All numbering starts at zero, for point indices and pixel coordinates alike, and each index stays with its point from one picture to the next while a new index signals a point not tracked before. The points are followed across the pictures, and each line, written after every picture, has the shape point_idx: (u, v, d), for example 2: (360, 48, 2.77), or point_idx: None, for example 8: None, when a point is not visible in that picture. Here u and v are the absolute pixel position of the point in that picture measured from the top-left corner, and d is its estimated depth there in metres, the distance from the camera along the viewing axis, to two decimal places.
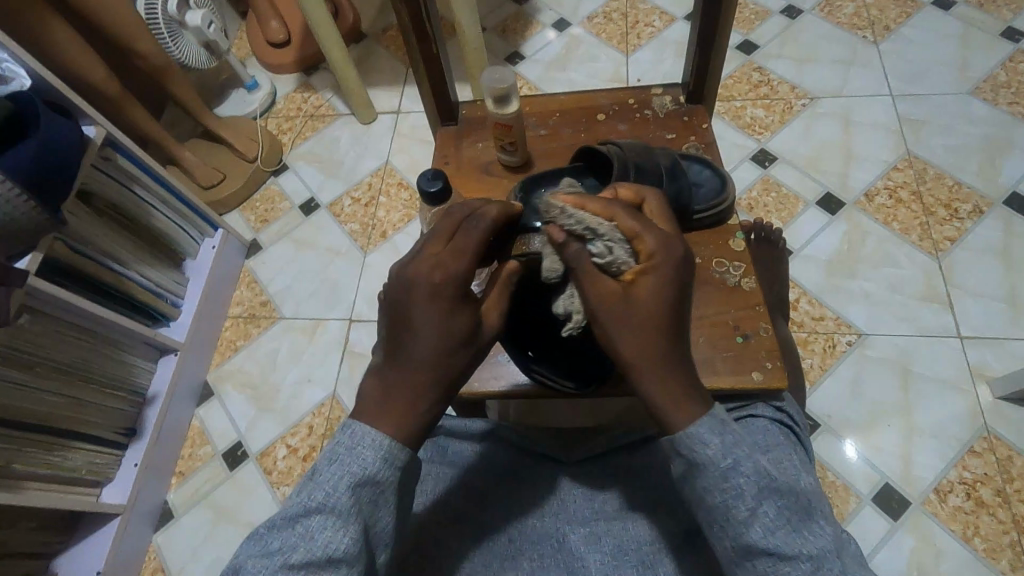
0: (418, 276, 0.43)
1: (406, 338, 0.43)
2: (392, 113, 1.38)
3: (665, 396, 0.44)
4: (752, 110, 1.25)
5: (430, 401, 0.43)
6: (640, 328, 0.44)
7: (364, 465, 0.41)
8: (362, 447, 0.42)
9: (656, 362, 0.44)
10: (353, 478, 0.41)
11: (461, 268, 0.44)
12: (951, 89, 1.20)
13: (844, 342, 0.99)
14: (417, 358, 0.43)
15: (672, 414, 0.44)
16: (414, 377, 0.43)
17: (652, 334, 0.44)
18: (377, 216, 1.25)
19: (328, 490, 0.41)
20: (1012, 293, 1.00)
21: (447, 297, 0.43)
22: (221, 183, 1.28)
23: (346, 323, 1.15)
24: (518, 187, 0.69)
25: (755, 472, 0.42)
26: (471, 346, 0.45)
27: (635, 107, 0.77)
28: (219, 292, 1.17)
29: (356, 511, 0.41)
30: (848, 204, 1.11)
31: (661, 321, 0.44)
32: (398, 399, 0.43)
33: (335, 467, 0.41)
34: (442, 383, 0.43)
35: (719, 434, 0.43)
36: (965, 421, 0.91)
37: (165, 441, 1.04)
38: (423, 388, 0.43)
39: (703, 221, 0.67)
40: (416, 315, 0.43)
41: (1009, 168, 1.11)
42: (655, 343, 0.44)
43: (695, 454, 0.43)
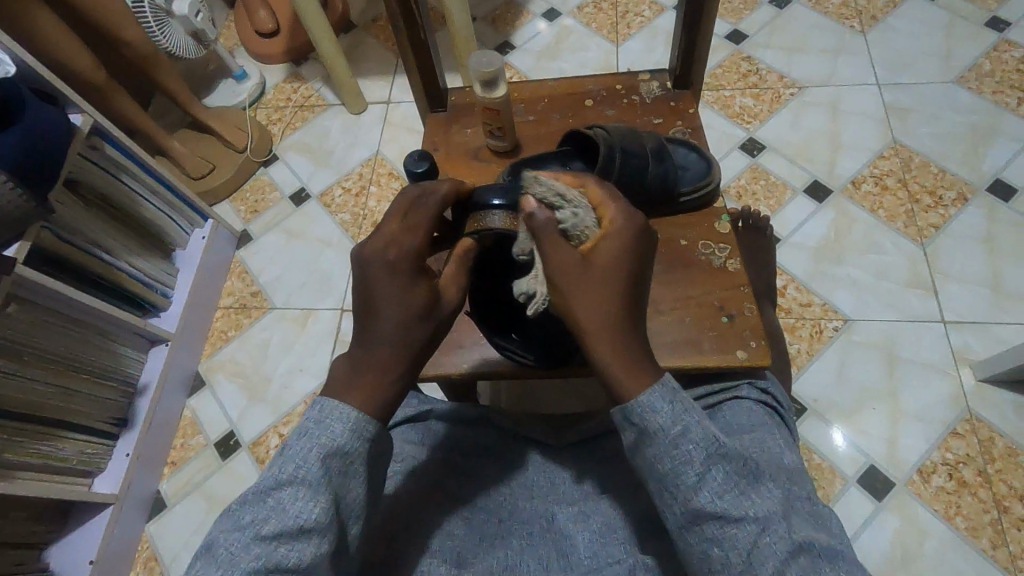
0: (376, 253, 0.45)
1: (370, 314, 0.44)
2: (382, 103, 1.38)
3: (619, 364, 0.44)
4: (741, 99, 1.26)
5: (397, 375, 0.44)
6: (601, 293, 0.45)
7: (334, 437, 0.42)
8: (331, 421, 0.42)
9: (612, 330, 0.44)
10: (324, 450, 0.41)
11: (413, 245, 0.45)
12: (937, 77, 1.22)
13: (831, 327, 1.01)
14: (382, 334, 0.44)
15: (626, 381, 0.44)
16: (380, 354, 0.44)
17: (611, 302, 0.45)
18: (368, 206, 1.25)
19: (297, 462, 0.41)
20: (995, 278, 1.01)
21: (404, 273, 0.45)
22: (210, 173, 1.28)
23: (338, 312, 1.15)
24: (506, 170, 0.70)
25: (702, 436, 0.42)
26: (433, 320, 0.45)
27: (623, 92, 0.77)
28: (210, 283, 1.17)
29: (327, 482, 0.41)
30: (835, 191, 1.13)
31: (620, 288, 0.45)
32: (366, 375, 0.44)
33: (304, 440, 0.42)
34: (407, 355, 0.44)
35: (669, 402, 0.43)
36: (948, 404, 0.93)
37: (156, 431, 1.04)
38: (390, 363, 0.44)
39: (690, 203, 0.68)
40: (376, 291, 0.44)
41: (993, 156, 1.12)
42: (614, 310, 0.45)
43: (646, 422, 0.43)
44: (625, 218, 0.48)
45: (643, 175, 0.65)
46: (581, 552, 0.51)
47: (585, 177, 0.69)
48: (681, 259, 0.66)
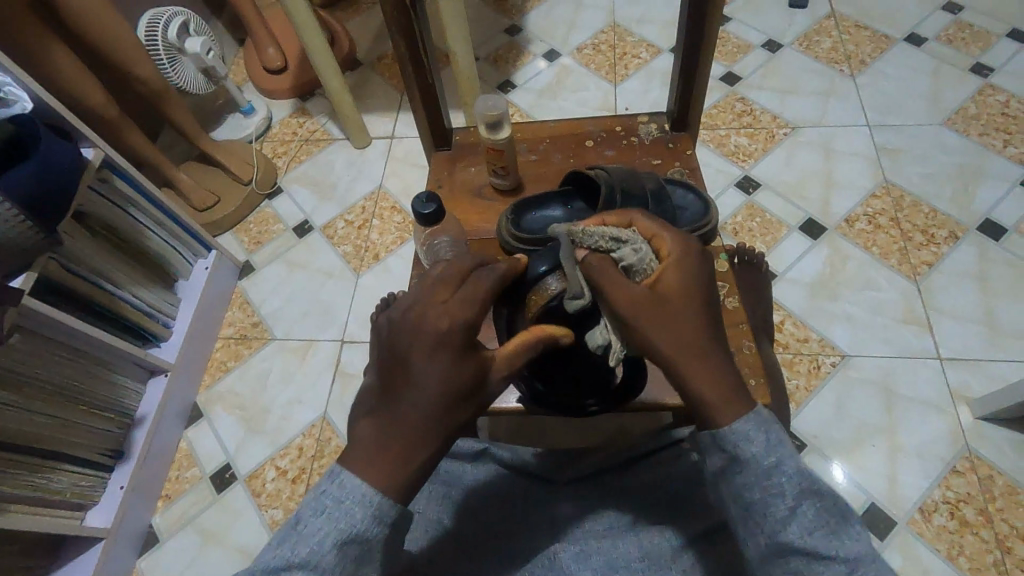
0: (435, 320, 0.43)
1: (410, 381, 0.42)
2: (386, 138, 1.41)
3: (714, 393, 0.44)
4: (736, 138, 1.29)
5: (426, 456, 0.43)
6: (682, 324, 0.45)
7: (352, 523, 0.41)
8: (355, 509, 0.41)
9: (705, 365, 0.44)
10: (340, 535, 0.41)
11: (470, 314, 0.44)
12: (925, 120, 1.26)
13: (829, 363, 1.02)
14: (415, 406, 0.42)
15: (717, 412, 0.44)
16: (408, 425, 0.42)
17: (689, 328, 0.44)
18: (370, 238, 1.27)
19: (315, 546, 0.41)
20: (988, 315, 1.03)
21: (451, 346, 0.43)
22: (215, 205, 1.30)
23: (338, 344, 1.15)
24: (510, 209, 0.71)
25: (798, 473, 0.42)
26: (471, 401, 0.44)
27: (622, 134, 0.79)
28: (211, 313, 1.17)
29: (340, 568, 0.41)
30: (829, 229, 1.15)
31: (705, 316, 0.45)
32: (395, 450, 0.42)
33: (319, 524, 0.41)
34: (439, 435, 0.43)
35: (764, 431, 0.43)
36: (947, 441, 0.93)
37: (152, 463, 1.03)
38: (421, 441, 0.42)
39: None
40: (418, 361, 0.42)
41: (982, 196, 1.15)
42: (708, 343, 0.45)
43: (738, 449, 0.43)
44: (681, 247, 0.48)
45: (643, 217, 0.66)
46: None
47: (586, 216, 0.70)
48: None
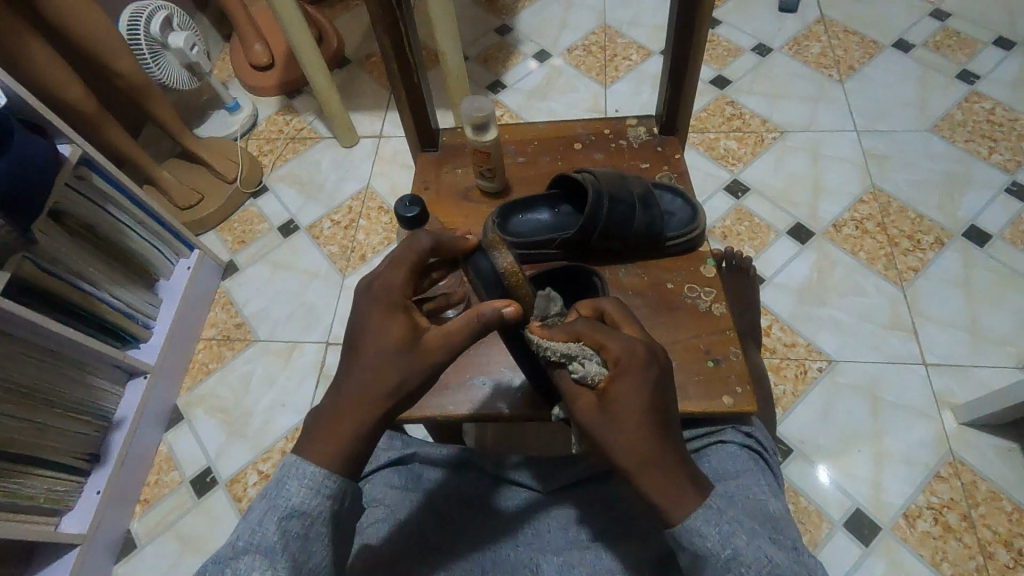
0: (363, 296, 0.46)
1: (344, 364, 0.45)
2: (374, 137, 1.39)
3: (666, 485, 0.43)
4: (725, 141, 1.29)
5: (368, 419, 0.43)
6: (632, 434, 0.43)
7: (290, 497, 0.42)
8: (295, 489, 0.42)
9: (652, 463, 0.43)
10: (280, 512, 0.42)
11: (398, 279, 0.47)
12: (912, 126, 1.27)
13: (815, 368, 1.02)
14: (352, 372, 0.44)
15: (671, 507, 0.43)
16: (346, 388, 0.44)
17: (640, 436, 0.43)
18: (357, 239, 1.25)
19: (258, 528, 0.41)
20: (973, 321, 1.03)
21: (383, 308, 0.45)
22: (198, 204, 1.28)
23: (323, 346, 1.14)
24: (496, 213, 0.69)
25: (757, 561, 0.41)
26: (411, 362, 0.44)
27: (611, 137, 0.78)
28: (192, 314, 1.15)
29: (284, 547, 0.41)
30: (817, 233, 1.15)
31: (651, 419, 0.44)
32: (344, 418, 0.43)
33: (263, 508, 0.42)
34: (375, 400, 0.43)
35: (716, 524, 0.43)
36: (932, 447, 0.94)
37: (130, 467, 1.00)
38: (363, 410, 0.43)
39: (677, 247, 0.69)
40: (358, 326, 0.45)
41: (968, 203, 1.16)
42: (653, 441, 0.43)
43: (695, 545, 0.43)
44: (626, 353, 0.45)
45: (630, 223, 0.66)
46: None
47: (573, 219, 0.70)
48: (667, 301, 0.66)
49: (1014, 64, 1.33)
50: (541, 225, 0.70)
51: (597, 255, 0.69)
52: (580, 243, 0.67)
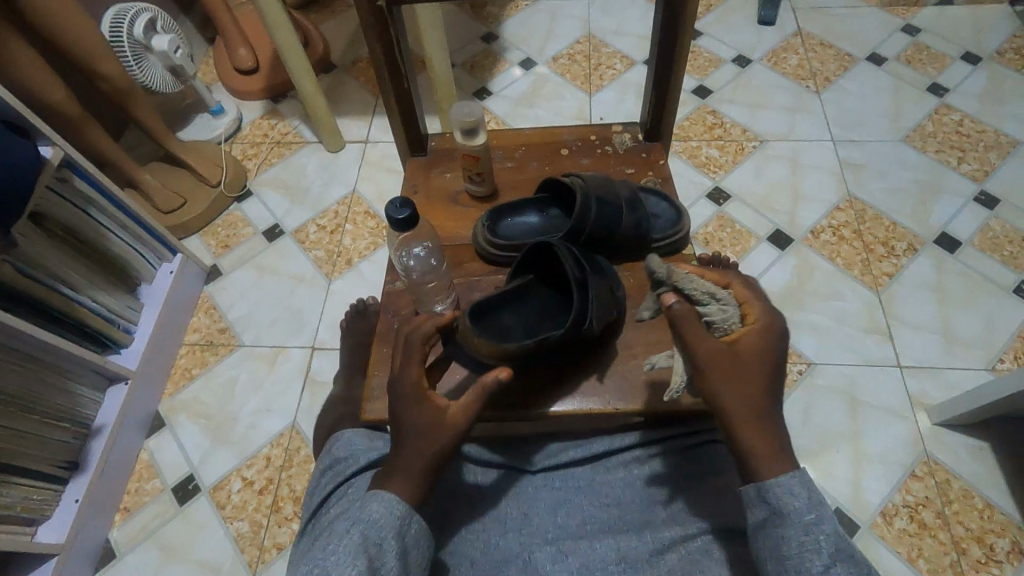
0: (404, 370, 0.53)
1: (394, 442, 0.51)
2: (360, 142, 1.39)
3: (759, 445, 0.50)
4: (707, 150, 1.32)
5: (423, 477, 0.50)
6: (754, 384, 0.51)
7: (371, 513, 0.47)
8: (375, 507, 0.48)
9: (758, 420, 0.50)
10: (361, 525, 0.47)
11: (412, 368, 0.53)
12: (886, 136, 1.31)
13: (795, 371, 1.04)
14: (402, 448, 0.50)
15: (759, 463, 0.49)
16: (400, 459, 0.50)
17: (756, 392, 0.51)
18: (343, 243, 1.25)
19: (339, 537, 0.46)
20: (945, 325, 1.07)
21: (410, 394, 0.52)
22: (181, 207, 1.26)
23: (309, 350, 1.13)
24: (487, 218, 0.70)
25: (835, 532, 0.46)
26: (443, 430, 0.51)
27: (597, 143, 0.79)
28: (175, 319, 1.14)
29: (362, 552, 0.45)
30: (796, 240, 1.18)
31: (772, 385, 0.52)
32: (398, 474, 0.49)
33: (348, 522, 0.47)
34: (428, 463, 0.50)
35: (807, 490, 0.48)
36: (907, 446, 0.96)
37: (110, 474, 0.99)
38: (413, 470, 0.49)
39: (661, 249, 0.71)
40: (398, 413, 0.52)
41: (939, 212, 1.20)
42: (766, 404, 0.51)
43: (782, 501, 0.48)
44: (767, 320, 0.54)
45: (619, 225, 0.67)
46: None
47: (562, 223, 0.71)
48: None
49: (981, 78, 1.38)
50: (531, 229, 0.71)
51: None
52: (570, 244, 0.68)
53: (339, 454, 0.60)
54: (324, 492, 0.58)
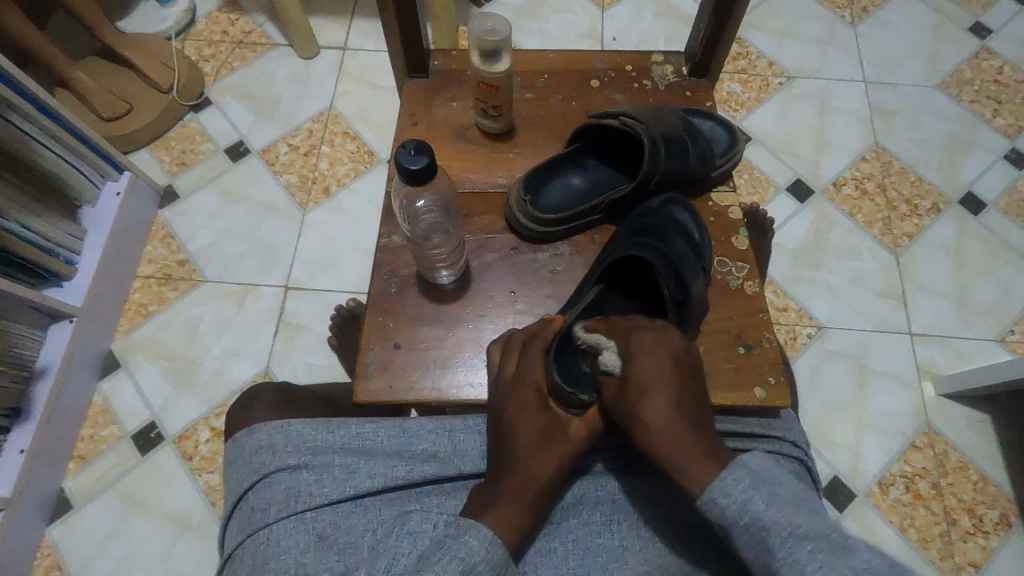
0: (506, 389, 0.50)
1: (508, 454, 0.48)
2: (337, 49, 1.21)
3: (687, 463, 0.43)
4: (729, 84, 1.19)
5: (533, 501, 0.46)
6: (654, 408, 0.45)
7: (470, 551, 0.43)
8: (472, 541, 0.43)
9: (682, 440, 0.44)
10: (460, 566, 0.42)
11: (539, 376, 0.50)
12: (921, 80, 1.20)
13: (805, 334, 0.99)
14: (515, 466, 0.47)
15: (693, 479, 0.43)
16: (515, 479, 0.46)
17: (666, 410, 0.45)
18: (319, 168, 1.10)
19: (433, 569, 0.42)
20: (961, 292, 1.02)
21: (536, 408, 0.49)
22: (126, 115, 1.08)
23: (282, 290, 1.02)
24: (524, 185, 0.58)
25: (775, 520, 0.40)
26: (561, 449, 0.48)
27: (633, 74, 0.66)
28: (125, 249, 1.00)
29: None
30: (817, 192, 1.10)
31: (674, 392, 0.46)
32: (505, 502, 0.45)
33: (439, 552, 0.43)
34: (544, 487, 0.47)
35: (739, 485, 0.42)
36: (910, 416, 0.94)
37: (61, 421, 0.89)
38: (524, 496, 0.46)
39: (720, 177, 0.62)
40: (517, 425, 0.49)
41: (967, 168, 1.12)
42: (681, 418, 0.45)
43: (715, 513, 0.42)
44: (644, 336, 0.48)
45: (685, 163, 0.58)
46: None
47: (608, 176, 0.61)
48: None
49: None
50: (572, 191, 0.60)
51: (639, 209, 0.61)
52: (623, 200, 0.59)
53: (275, 463, 0.49)
54: (266, 516, 0.47)
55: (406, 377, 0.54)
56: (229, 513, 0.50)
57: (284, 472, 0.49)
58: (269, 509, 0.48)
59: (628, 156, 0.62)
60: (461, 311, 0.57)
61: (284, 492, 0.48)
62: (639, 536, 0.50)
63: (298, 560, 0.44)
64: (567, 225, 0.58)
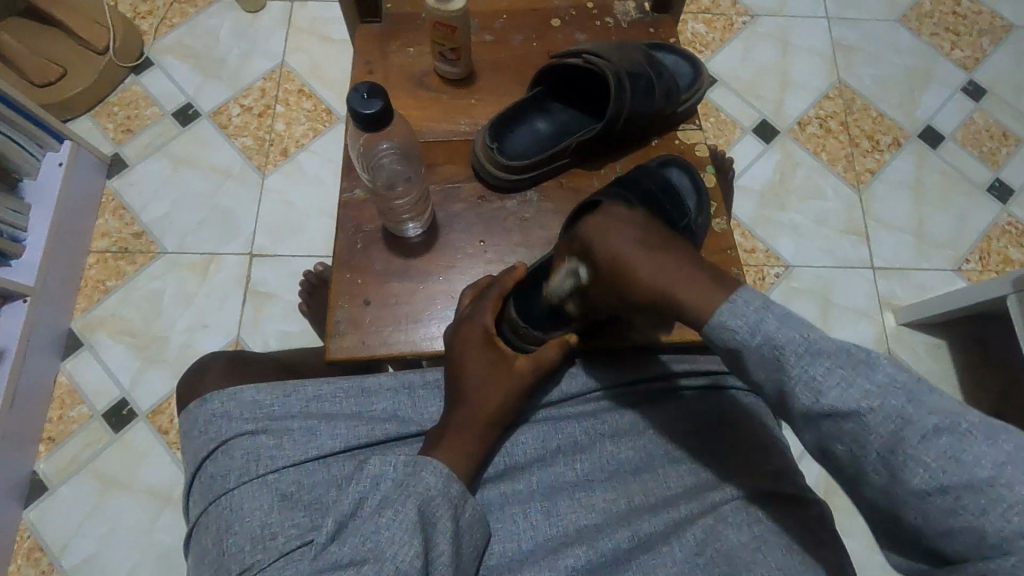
0: (453, 334, 0.52)
1: (457, 391, 0.49)
2: (285, 0, 1.14)
3: (695, 287, 0.42)
4: (693, 25, 1.17)
5: (482, 432, 0.48)
6: (652, 262, 0.44)
7: (428, 487, 0.44)
8: (429, 477, 0.45)
9: (663, 271, 0.44)
10: (420, 500, 0.44)
11: (486, 317, 0.51)
12: (882, 15, 1.20)
13: (773, 274, 1.01)
14: (464, 400, 0.49)
15: (706, 297, 0.41)
16: (462, 412, 0.48)
17: (667, 260, 0.44)
18: (275, 129, 1.06)
19: (395, 509, 0.43)
20: (920, 225, 1.05)
21: (482, 346, 0.51)
22: (61, 80, 1.01)
23: (246, 258, 0.99)
24: (489, 132, 0.57)
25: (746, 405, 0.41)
26: (505, 383, 0.50)
27: (595, 12, 0.64)
28: (74, 224, 0.95)
29: (417, 529, 0.43)
30: (782, 132, 1.10)
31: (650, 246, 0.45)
32: (453, 433, 0.47)
33: (400, 491, 0.44)
34: (490, 418, 0.48)
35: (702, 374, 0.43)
36: (872, 346, 0.98)
37: (25, 403, 0.86)
38: (470, 427, 0.48)
39: (687, 112, 0.62)
40: (467, 363, 0.50)
41: (927, 102, 1.13)
42: (669, 265, 0.44)
43: None
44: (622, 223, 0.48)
45: (652, 100, 0.57)
46: (541, 518, 0.49)
47: (574, 121, 0.60)
48: None
49: None
50: (538, 139, 0.59)
51: (609, 150, 0.60)
52: (591, 144, 0.58)
53: (231, 430, 0.49)
54: (227, 482, 0.47)
55: (376, 332, 0.54)
56: (191, 484, 0.50)
57: (242, 438, 0.48)
58: (230, 475, 0.47)
59: (593, 99, 0.61)
60: (429, 264, 0.56)
61: (243, 458, 0.47)
62: (601, 471, 0.51)
63: (262, 521, 0.45)
64: (535, 172, 0.57)
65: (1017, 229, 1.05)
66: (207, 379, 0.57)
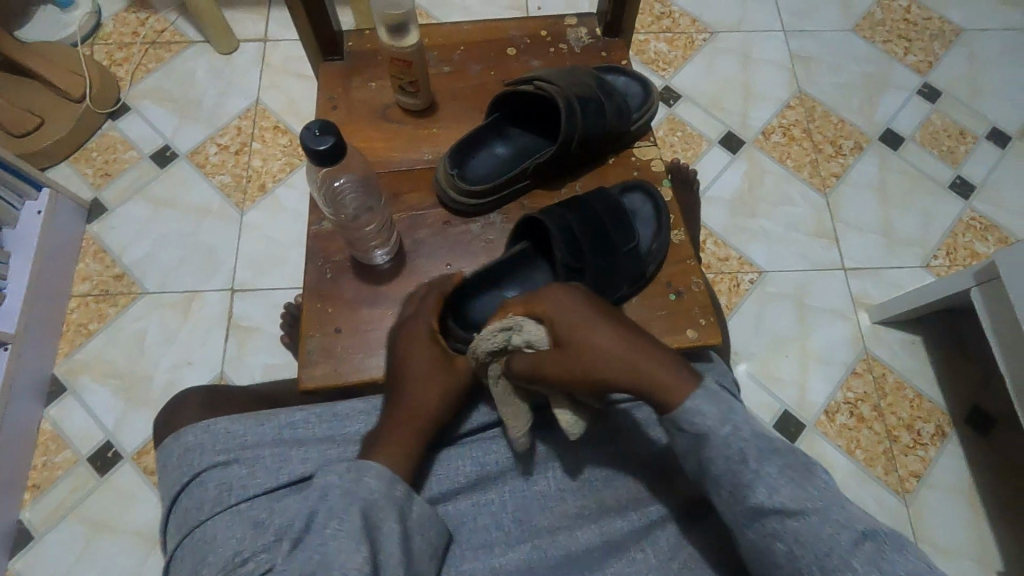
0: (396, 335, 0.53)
1: (401, 391, 0.51)
2: (258, 41, 1.17)
3: (657, 380, 0.47)
4: (655, 44, 1.21)
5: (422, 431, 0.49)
6: (613, 346, 0.48)
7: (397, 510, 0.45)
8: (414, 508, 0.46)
9: (628, 356, 0.48)
10: (390, 521, 0.44)
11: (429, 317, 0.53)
12: (836, 25, 1.24)
13: (747, 280, 1.03)
14: (405, 399, 0.50)
15: (666, 394, 0.46)
16: (405, 411, 0.50)
17: (624, 341, 0.48)
18: (252, 166, 1.08)
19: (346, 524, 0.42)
20: (887, 225, 1.08)
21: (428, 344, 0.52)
22: (38, 129, 1.03)
23: (227, 294, 1.00)
24: (449, 160, 0.59)
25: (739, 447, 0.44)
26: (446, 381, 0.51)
27: (549, 40, 0.67)
28: (55, 270, 0.96)
29: (366, 543, 0.42)
30: (747, 143, 1.13)
31: (610, 322, 0.49)
32: (392, 431, 0.48)
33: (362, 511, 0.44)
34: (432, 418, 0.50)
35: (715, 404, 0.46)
36: (850, 345, 1.00)
37: (8, 452, 0.86)
38: (411, 426, 0.49)
39: (641, 129, 0.64)
40: (411, 362, 0.51)
41: (885, 106, 1.17)
42: (624, 340, 0.48)
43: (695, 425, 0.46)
44: (568, 300, 0.50)
45: (604, 118, 0.59)
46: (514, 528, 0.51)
47: (531, 144, 0.63)
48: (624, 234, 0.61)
49: None
50: (498, 164, 0.61)
51: (569, 171, 0.62)
52: (549, 164, 0.60)
53: (206, 460, 0.49)
54: (200, 515, 0.48)
55: (348, 359, 0.55)
56: (166, 518, 0.50)
57: (214, 469, 0.49)
58: (203, 507, 0.48)
59: (548, 122, 0.63)
60: (397, 290, 0.57)
61: (217, 488, 0.48)
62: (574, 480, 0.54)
63: (235, 549, 0.45)
64: (497, 194, 0.59)
65: (981, 223, 1.08)
66: (177, 416, 0.57)
